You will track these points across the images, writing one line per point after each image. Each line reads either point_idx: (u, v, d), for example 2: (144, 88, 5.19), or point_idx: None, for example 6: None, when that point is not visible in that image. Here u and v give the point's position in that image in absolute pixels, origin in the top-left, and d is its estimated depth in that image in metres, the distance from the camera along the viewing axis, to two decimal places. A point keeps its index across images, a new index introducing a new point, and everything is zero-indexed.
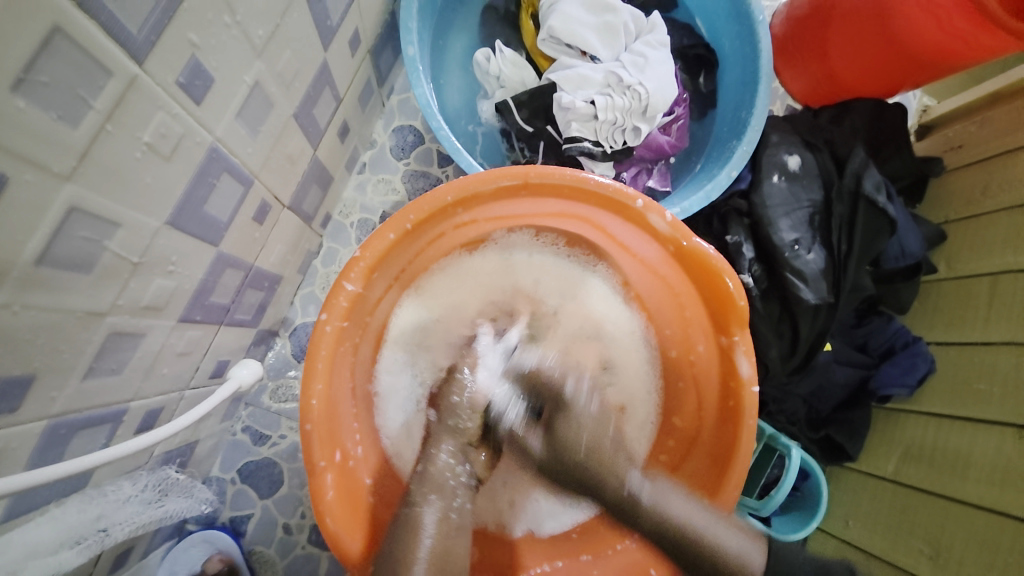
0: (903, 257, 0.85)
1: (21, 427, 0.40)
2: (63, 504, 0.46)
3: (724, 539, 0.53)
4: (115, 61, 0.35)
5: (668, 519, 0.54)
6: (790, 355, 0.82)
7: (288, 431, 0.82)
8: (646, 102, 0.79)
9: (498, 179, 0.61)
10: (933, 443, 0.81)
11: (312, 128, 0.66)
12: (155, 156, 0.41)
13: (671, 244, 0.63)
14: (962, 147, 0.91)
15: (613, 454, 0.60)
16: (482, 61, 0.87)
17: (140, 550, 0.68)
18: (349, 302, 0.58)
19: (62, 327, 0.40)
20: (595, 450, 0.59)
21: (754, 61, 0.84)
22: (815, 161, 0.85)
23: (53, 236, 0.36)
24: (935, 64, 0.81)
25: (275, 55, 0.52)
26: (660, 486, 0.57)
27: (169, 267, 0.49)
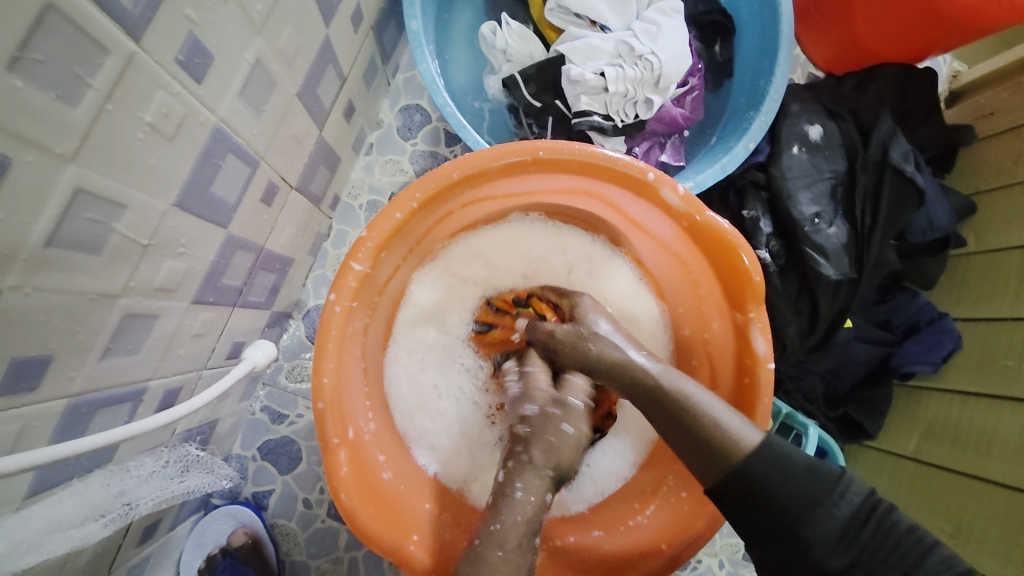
0: (930, 230, 0.82)
1: (42, 405, 0.41)
2: (87, 479, 0.48)
3: (716, 414, 0.52)
4: (111, 39, 0.34)
5: (678, 396, 0.54)
6: (808, 333, 0.80)
7: (305, 410, 0.84)
8: (658, 72, 0.76)
9: (505, 154, 0.60)
10: (956, 421, 0.79)
11: (316, 107, 0.65)
12: (158, 136, 0.41)
13: (684, 220, 0.61)
14: (995, 114, 0.86)
15: (632, 347, 0.59)
16: (488, 35, 0.85)
17: (168, 523, 0.71)
18: (358, 282, 0.58)
19: (75, 309, 0.41)
20: (620, 351, 0.58)
21: (774, 27, 0.80)
22: (838, 130, 0.81)
23: (60, 217, 0.36)
24: (968, 26, 0.75)
25: (275, 31, 0.51)
26: (673, 372, 0.56)
27: (179, 249, 0.49)
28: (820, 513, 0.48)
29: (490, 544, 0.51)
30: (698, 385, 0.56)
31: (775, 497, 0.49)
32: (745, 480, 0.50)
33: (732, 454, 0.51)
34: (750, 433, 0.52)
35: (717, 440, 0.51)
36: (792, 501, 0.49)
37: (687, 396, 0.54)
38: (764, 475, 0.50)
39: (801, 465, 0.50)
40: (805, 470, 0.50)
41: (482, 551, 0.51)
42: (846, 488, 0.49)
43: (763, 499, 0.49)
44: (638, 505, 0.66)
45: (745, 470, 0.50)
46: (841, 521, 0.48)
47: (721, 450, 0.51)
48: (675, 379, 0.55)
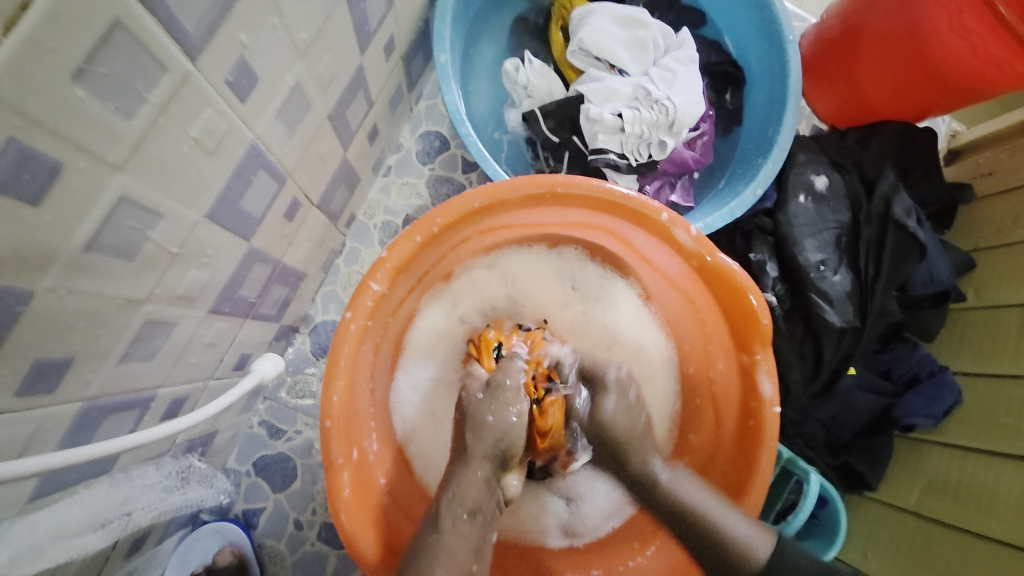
0: (931, 284, 0.84)
1: (57, 409, 0.41)
2: (92, 486, 0.48)
3: (728, 523, 0.54)
4: (171, 57, 0.36)
5: (683, 503, 0.56)
6: (811, 378, 0.80)
7: (304, 427, 0.83)
8: (673, 116, 0.80)
9: (525, 186, 0.61)
10: (956, 476, 0.78)
11: (344, 129, 0.68)
12: (200, 150, 0.43)
13: (695, 260, 0.62)
14: (993, 174, 0.89)
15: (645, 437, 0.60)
16: (511, 71, 0.89)
17: (156, 537, 0.69)
18: (374, 302, 0.58)
19: (102, 312, 0.41)
20: (631, 432, 0.60)
21: (782, 80, 0.84)
22: (843, 182, 0.84)
23: (102, 224, 0.37)
24: (970, 89, 0.79)
25: (316, 57, 0.54)
26: (681, 474, 0.58)
27: (204, 259, 0.50)
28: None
29: (447, 523, 0.55)
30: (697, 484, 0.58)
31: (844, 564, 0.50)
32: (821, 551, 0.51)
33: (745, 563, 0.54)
34: (760, 542, 0.54)
35: (736, 550, 0.54)
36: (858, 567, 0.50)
37: (696, 501, 0.56)
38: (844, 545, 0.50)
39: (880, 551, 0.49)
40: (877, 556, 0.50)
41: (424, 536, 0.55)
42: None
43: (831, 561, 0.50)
44: (637, 545, 0.64)
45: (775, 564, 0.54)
46: None
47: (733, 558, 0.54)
48: (685, 491, 0.56)
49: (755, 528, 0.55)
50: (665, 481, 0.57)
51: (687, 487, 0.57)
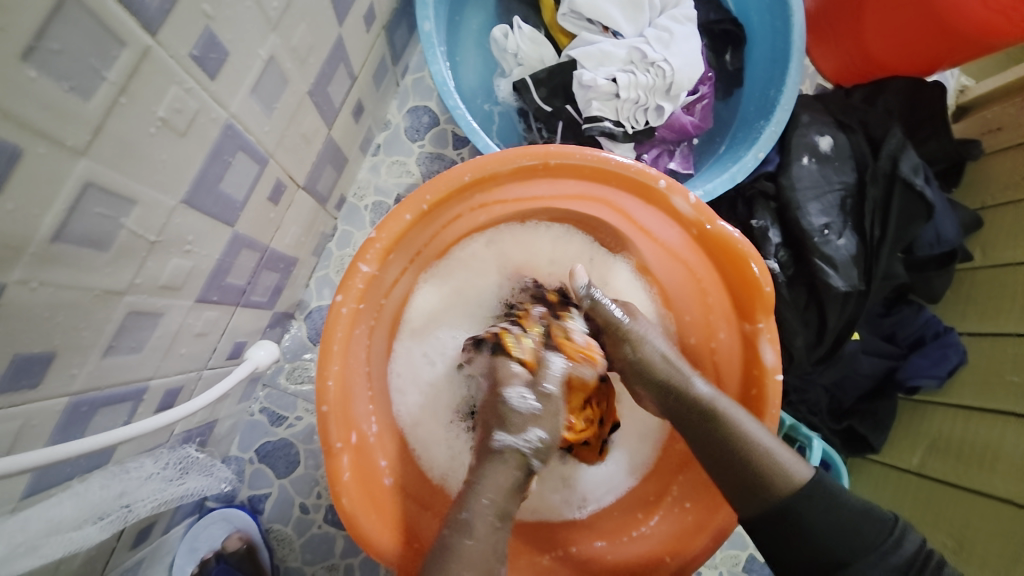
0: (938, 244, 0.81)
1: (42, 404, 0.40)
2: (86, 480, 0.47)
3: (772, 449, 0.53)
4: (128, 30, 0.34)
5: (728, 424, 0.55)
6: (815, 344, 0.79)
7: (304, 413, 0.83)
8: (670, 80, 0.76)
9: (517, 158, 0.59)
10: (959, 437, 0.78)
11: (326, 106, 0.65)
12: (170, 131, 0.41)
13: (694, 228, 0.60)
14: (1002, 129, 0.86)
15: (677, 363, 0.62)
16: (499, 38, 0.85)
17: (162, 526, 0.69)
18: (365, 284, 0.57)
19: (80, 305, 0.40)
20: (672, 360, 0.61)
21: (785, 36, 0.80)
22: (848, 142, 0.81)
23: (69, 213, 0.35)
24: (979, 41, 0.75)
25: (289, 28, 0.50)
26: (727, 400, 0.57)
27: (186, 246, 0.48)
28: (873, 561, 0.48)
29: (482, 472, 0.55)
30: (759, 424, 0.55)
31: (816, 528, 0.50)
32: (792, 525, 0.50)
33: (784, 487, 0.51)
34: (800, 467, 0.52)
35: (773, 471, 0.52)
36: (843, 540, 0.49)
37: (753, 435, 0.53)
38: (812, 514, 0.50)
39: (851, 511, 0.51)
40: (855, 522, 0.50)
41: (451, 541, 0.51)
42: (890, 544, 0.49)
43: (802, 531, 0.50)
44: (641, 516, 0.65)
45: (795, 511, 0.50)
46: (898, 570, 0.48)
47: (769, 481, 0.52)
48: (727, 405, 0.56)
49: (790, 452, 0.53)
50: (711, 401, 0.57)
51: (741, 416, 0.55)
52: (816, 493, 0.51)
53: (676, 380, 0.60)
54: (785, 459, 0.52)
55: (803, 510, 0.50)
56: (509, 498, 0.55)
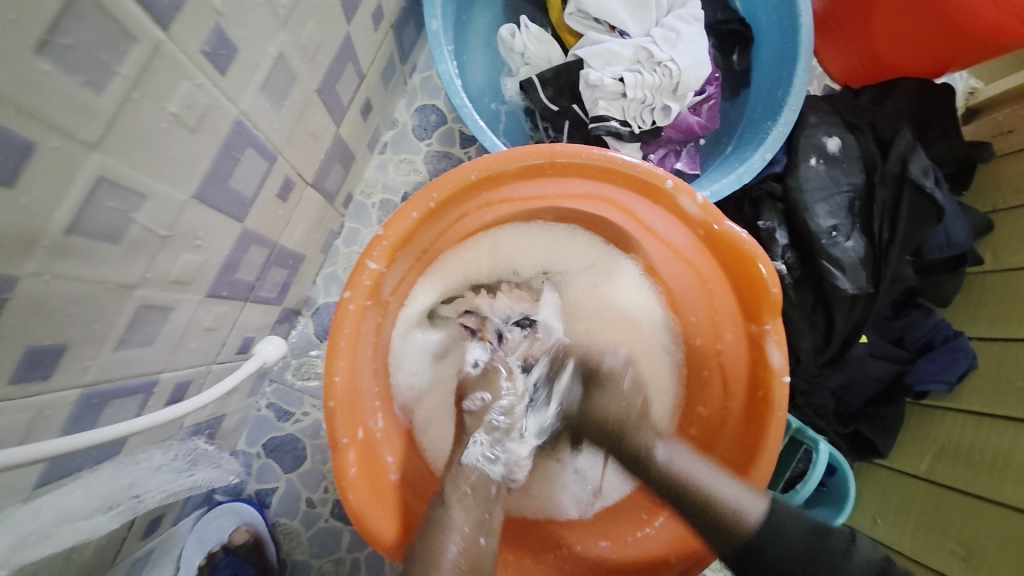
0: (948, 247, 0.80)
1: (55, 395, 0.41)
2: (97, 470, 0.49)
3: (720, 489, 0.54)
4: (139, 26, 0.34)
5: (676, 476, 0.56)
6: (823, 347, 0.79)
7: (311, 408, 0.83)
8: (677, 79, 0.76)
9: (523, 157, 0.59)
10: (969, 443, 0.77)
11: (334, 104, 0.65)
12: (180, 127, 0.41)
13: (700, 228, 0.60)
14: (1013, 131, 0.85)
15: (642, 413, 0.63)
16: (506, 38, 0.85)
17: (171, 518, 0.70)
18: (372, 281, 0.57)
19: (93, 298, 0.41)
20: (625, 416, 0.62)
21: (793, 36, 0.80)
22: (857, 143, 0.81)
23: (83, 205, 0.36)
24: (990, 42, 0.75)
25: (298, 26, 0.51)
26: (680, 450, 0.59)
27: (196, 242, 0.49)
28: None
29: (452, 496, 0.57)
30: (693, 457, 0.58)
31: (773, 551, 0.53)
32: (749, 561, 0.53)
33: (734, 527, 0.53)
34: (752, 502, 0.54)
35: (727, 514, 0.53)
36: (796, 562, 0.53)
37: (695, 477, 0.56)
38: (776, 544, 0.53)
39: (804, 533, 0.54)
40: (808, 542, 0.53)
41: (433, 513, 0.56)
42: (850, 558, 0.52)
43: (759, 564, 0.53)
44: (644, 516, 0.64)
45: (759, 548, 0.53)
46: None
47: (720, 526, 0.53)
48: (683, 463, 0.57)
49: (745, 493, 0.54)
50: (664, 460, 0.58)
51: (687, 463, 0.57)
52: (765, 530, 0.53)
53: (625, 423, 0.61)
54: (744, 496, 0.54)
55: (762, 542, 0.53)
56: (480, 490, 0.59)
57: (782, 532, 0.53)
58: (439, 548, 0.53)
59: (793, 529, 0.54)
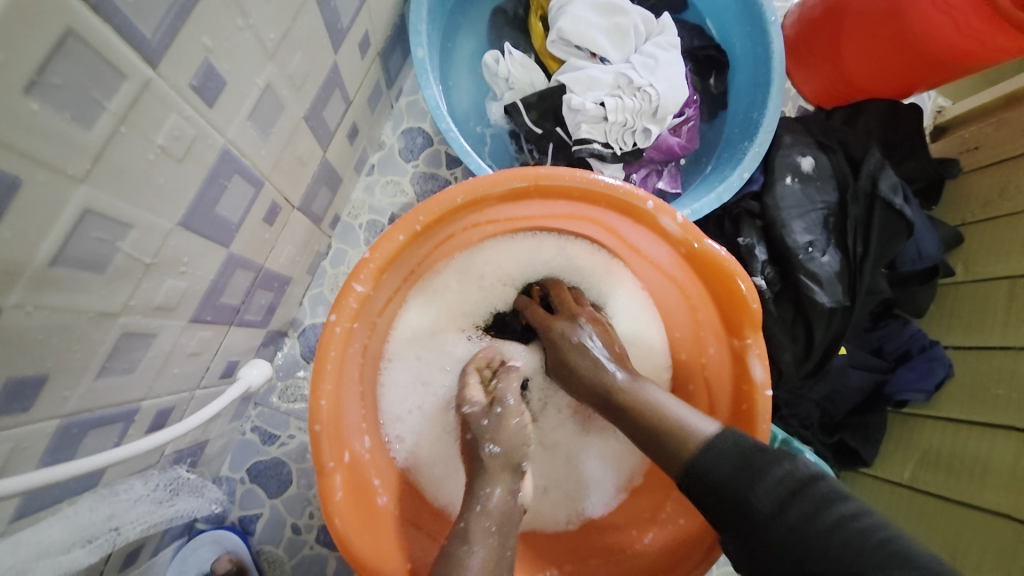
0: (920, 260, 0.83)
1: (34, 426, 0.41)
2: (76, 503, 0.47)
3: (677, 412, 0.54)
4: (129, 64, 0.35)
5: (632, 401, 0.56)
6: (804, 359, 0.80)
7: (297, 431, 0.82)
8: (656, 103, 0.79)
9: (508, 180, 0.60)
10: (950, 449, 0.79)
11: (321, 129, 0.66)
12: (168, 157, 0.42)
13: (682, 246, 0.61)
14: (979, 148, 0.89)
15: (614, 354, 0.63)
16: (490, 64, 0.87)
17: (150, 549, 0.68)
18: (358, 303, 0.57)
19: (75, 327, 0.41)
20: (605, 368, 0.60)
21: (765, 61, 0.83)
22: (829, 162, 0.84)
23: (67, 237, 0.36)
24: (952, 64, 0.79)
25: (286, 57, 0.52)
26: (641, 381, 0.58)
27: (181, 268, 0.49)
28: (760, 498, 0.46)
29: (473, 529, 0.51)
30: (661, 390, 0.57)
31: (708, 472, 0.49)
32: (693, 480, 0.49)
33: (682, 447, 0.51)
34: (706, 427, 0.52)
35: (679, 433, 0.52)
36: (727, 479, 0.48)
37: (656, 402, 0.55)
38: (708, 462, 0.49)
39: (734, 450, 0.49)
40: (737, 460, 0.48)
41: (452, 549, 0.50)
42: (779, 472, 0.46)
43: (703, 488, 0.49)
44: (636, 532, 0.65)
45: (693, 465, 0.49)
46: (779, 510, 0.45)
47: (673, 443, 0.52)
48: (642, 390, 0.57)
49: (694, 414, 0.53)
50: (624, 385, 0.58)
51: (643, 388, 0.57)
52: (709, 450, 0.49)
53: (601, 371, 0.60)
54: (692, 415, 0.53)
55: (699, 463, 0.49)
56: (506, 525, 0.53)
57: (719, 437, 0.50)
58: None
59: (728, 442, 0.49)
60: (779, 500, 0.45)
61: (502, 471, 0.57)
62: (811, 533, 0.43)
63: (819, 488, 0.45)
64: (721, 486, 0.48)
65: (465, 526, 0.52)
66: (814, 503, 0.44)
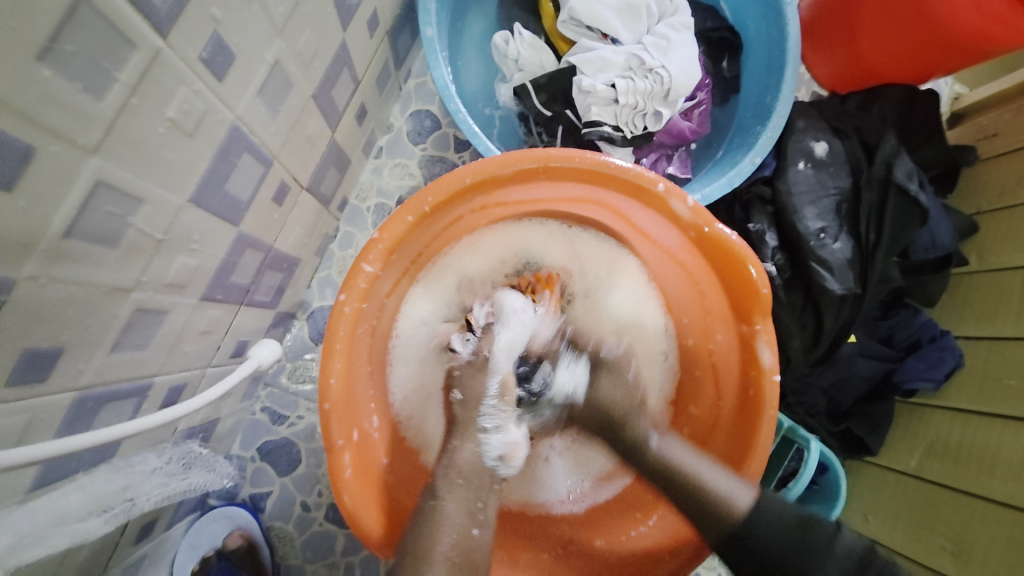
0: (933, 248, 0.82)
1: (51, 397, 0.41)
2: (91, 473, 0.48)
3: (708, 475, 0.56)
4: (139, 34, 0.35)
5: (674, 465, 0.58)
6: (812, 346, 0.80)
7: (306, 412, 0.83)
8: (668, 85, 0.77)
9: (517, 161, 0.60)
10: (958, 440, 0.79)
11: (330, 109, 0.66)
12: (178, 132, 0.42)
13: (692, 230, 0.61)
14: (997, 135, 0.87)
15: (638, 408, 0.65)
16: (500, 44, 0.86)
17: (164, 523, 0.70)
18: (367, 284, 0.58)
19: (89, 301, 0.41)
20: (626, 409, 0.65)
21: (780, 44, 0.81)
22: (843, 148, 0.82)
23: (80, 210, 0.36)
24: (972, 48, 0.77)
25: (295, 33, 0.52)
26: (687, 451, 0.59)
27: (192, 245, 0.49)
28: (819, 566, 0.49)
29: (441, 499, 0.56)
30: (687, 447, 0.60)
31: (757, 532, 0.52)
32: (740, 547, 0.52)
33: (724, 518, 0.53)
34: (742, 494, 0.54)
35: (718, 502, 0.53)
36: (783, 549, 0.51)
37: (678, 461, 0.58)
38: (762, 528, 0.52)
39: (790, 523, 0.52)
40: (793, 529, 0.52)
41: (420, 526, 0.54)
42: (837, 545, 0.50)
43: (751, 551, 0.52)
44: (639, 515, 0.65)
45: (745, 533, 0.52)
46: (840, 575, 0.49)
47: (710, 514, 0.54)
48: (671, 450, 0.59)
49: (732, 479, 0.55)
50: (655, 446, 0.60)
51: (675, 452, 0.59)
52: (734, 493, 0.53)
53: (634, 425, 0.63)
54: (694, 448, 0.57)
55: (756, 532, 0.52)
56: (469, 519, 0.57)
57: (767, 502, 0.53)
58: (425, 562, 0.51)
59: (784, 514, 0.53)
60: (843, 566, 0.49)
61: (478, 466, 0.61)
62: None
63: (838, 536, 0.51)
64: (773, 553, 0.51)
65: (433, 487, 0.58)
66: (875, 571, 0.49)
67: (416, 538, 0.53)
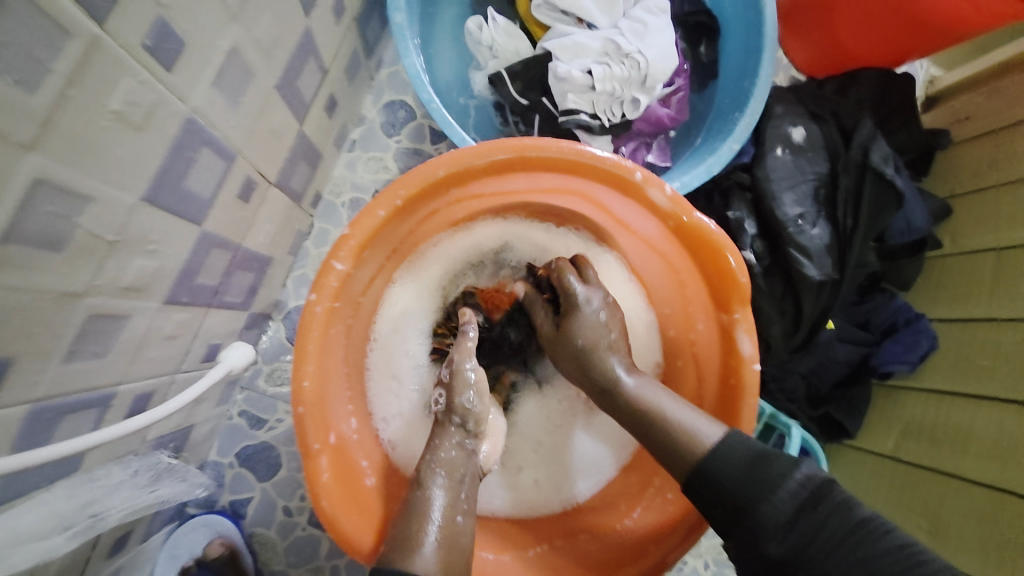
0: (909, 232, 0.83)
1: (3, 411, 0.39)
2: (51, 490, 0.46)
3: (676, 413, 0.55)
4: (74, 20, 0.32)
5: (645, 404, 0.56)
6: (792, 332, 0.80)
7: (285, 415, 0.82)
8: (645, 72, 0.76)
9: (492, 152, 0.58)
10: (934, 420, 0.80)
11: (296, 100, 0.63)
12: (126, 125, 0.39)
13: (671, 220, 0.60)
14: (970, 118, 0.88)
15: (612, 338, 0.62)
16: (474, 31, 0.84)
17: (140, 534, 0.68)
18: (340, 282, 0.56)
19: (37, 309, 0.39)
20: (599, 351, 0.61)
21: (758, 28, 0.81)
22: (821, 133, 0.82)
23: (19, 211, 0.34)
24: (945, 31, 0.77)
25: (252, 19, 0.49)
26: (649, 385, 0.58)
27: (150, 246, 0.47)
28: (767, 514, 0.47)
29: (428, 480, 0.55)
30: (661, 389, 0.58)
31: (723, 491, 0.49)
32: (702, 485, 0.50)
33: (686, 453, 0.52)
34: (708, 431, 0.52)
35: (682, 436, 0.53)
36: (736, 488, 0.49)
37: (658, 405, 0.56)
38: (717, 462, 0.50)
39: (745, 454, 0.50)
40: (747, 462, 0.49)
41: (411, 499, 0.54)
42: (789, 478, 0.48)
43: (709, 484, 0.50)
44: (624, 508, 0.65)
45: (701, 469, 0.51)
46: (791, 509, 0.47)
47: (675, 450, 0.53)
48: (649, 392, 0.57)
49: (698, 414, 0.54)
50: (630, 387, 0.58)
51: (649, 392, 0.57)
52: (717, 452, 0.50)
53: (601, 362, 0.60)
54: (686, 409, 0.55)
55: (710, 464, 0.50)
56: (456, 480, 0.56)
57: (725, 446, 0.51)
58: (414, 535, 0.50)
59: (735, 446, 0.50)
60: (790, 508, 0.47)
61: (453, 431, 0.60)
62: (820, 546, 0.45)
63: (835, 494, 0.47)
64: (731, 499, 0.49)
65: (418, 475, 0.56)
66: (822, 510, 0.46)
67: (408, 526, 0.51)
